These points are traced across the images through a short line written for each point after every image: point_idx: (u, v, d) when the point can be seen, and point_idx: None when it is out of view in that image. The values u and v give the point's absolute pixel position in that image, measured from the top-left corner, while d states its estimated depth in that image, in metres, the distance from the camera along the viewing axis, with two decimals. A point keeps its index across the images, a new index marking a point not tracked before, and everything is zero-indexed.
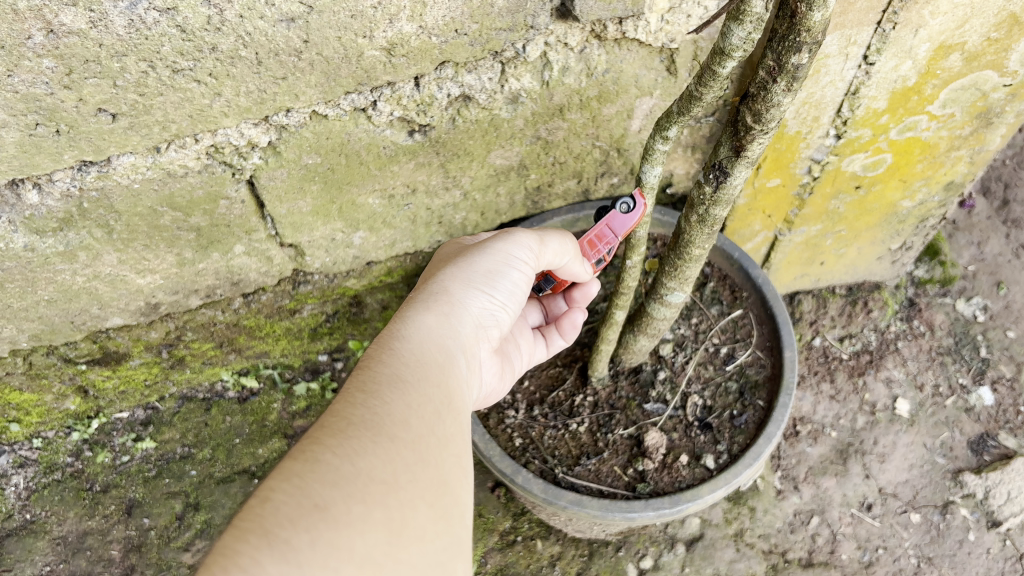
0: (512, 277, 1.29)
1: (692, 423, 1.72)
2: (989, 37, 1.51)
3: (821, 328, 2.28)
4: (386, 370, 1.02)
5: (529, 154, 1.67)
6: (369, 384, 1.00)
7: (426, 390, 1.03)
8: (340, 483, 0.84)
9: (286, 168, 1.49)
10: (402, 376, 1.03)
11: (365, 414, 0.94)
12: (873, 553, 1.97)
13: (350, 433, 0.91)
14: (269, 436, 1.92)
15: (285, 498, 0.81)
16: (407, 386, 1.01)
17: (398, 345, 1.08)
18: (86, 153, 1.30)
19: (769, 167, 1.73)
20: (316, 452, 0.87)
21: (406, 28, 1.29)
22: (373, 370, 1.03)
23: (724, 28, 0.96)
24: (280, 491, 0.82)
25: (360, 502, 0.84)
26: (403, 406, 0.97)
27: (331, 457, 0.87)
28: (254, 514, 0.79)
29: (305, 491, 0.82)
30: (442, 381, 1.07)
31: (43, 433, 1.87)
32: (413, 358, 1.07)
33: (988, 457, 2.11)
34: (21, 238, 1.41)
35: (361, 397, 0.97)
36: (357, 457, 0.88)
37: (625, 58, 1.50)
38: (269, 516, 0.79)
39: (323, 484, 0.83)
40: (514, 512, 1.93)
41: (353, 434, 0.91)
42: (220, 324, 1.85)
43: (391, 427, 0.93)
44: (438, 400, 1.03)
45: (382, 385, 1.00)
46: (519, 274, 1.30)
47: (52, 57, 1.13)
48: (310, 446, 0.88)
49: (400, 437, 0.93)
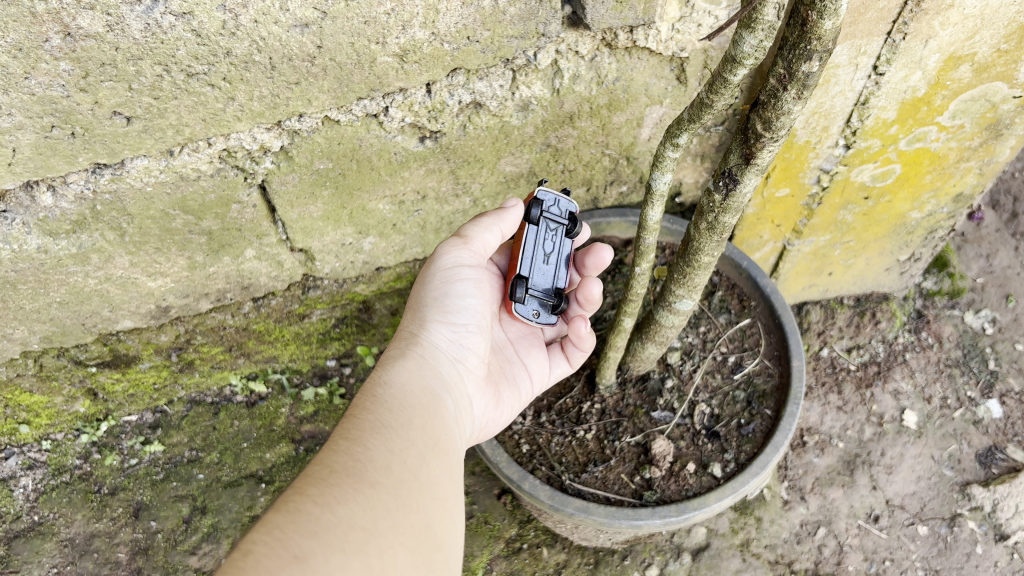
0: (461, 292, 1.35)
1: (699, 431, 1.71)
2: (999, 49, 1.51)
3: (829, 338, 2.27)
4: (370, 418, 1.06)
5: (539, 162, 1.68)
6: (353, 432, 1.02)
7: (406, 431, 1.06)
8: (319, 533, 0.85)
9: (298, 172, 1.50)
10: (385, 422, 1.06)
11: (348, 462, 0.97)
12: (879, 565, 1.97)
13: (333, 481, 0.92)
14: (277, 440, 1.93)
15: (265, 550, 0.81)
16: (390, 432, 1.04)
17: (379, 392, 1.13)
18: (100, 156, 1.32)
19: (778, 176, 1.74)
20: (298, 503, 0.88)
21: (419, 34, 1.30)
22: (357, 418, 1.06)
23: (736, 36, 0.96)
24: (261, 543, 0.82)
25: (339, 551, 0.84)
26: (385, 452, 1.00)
27: (313, 507, 0.88)
28: (235, 567, 0.78)
29: (285, 544, 0.82)
30: (424, 425, 1.10)
31: (52, 435, 1.89)
32: (394, 404, 1.11)
33: (996, 470, 2.10)
34: (35, 240, 1.42)
35: (345, 445, 1.00)
36: (338, 505, 0.89)
37: (636, 67, 1.51)
38: (249, 567, 0.78)
39: (302, 534, 0.84)
40: (520, 520, 1.93)
41: (335, 483, 0.92)
42: (229, 328, 1.86)
43: (373, 474, 0.95)
44: (420, 444, 1.06)
45: (365, 431, 1.02)
46: (467, 287, 1.35)
47: (69, 60, 1.15)
48: (292, 497, 0.89)
49: (379, 481, 0.95)
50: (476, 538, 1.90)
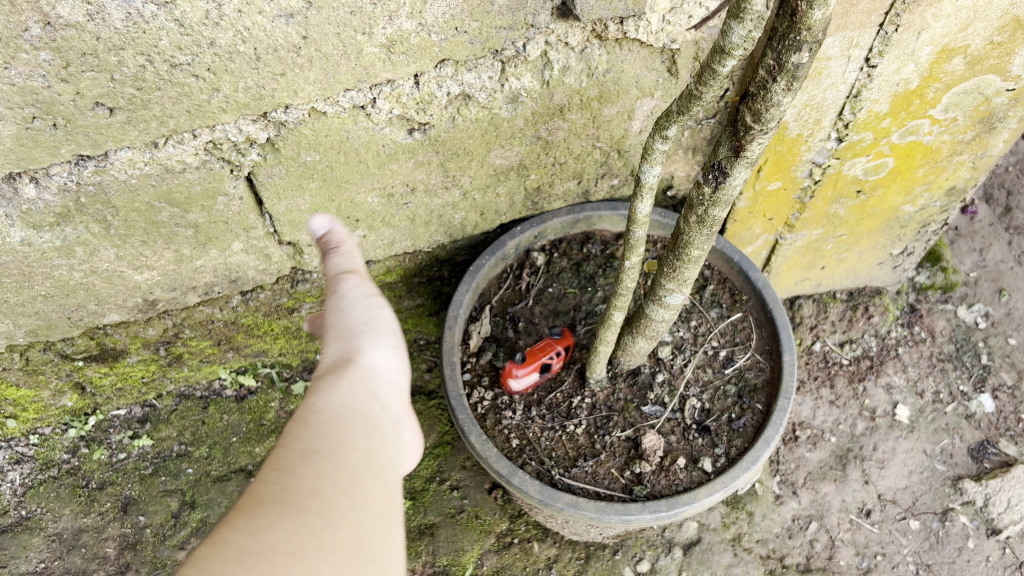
0: (359, 288, 0.98)
1: (689, 426, 1.70)
2: (992, 41, 1.50)
3: (821, 332, 2.28)
4: (299, 445, 0.75)
5: (529, 154, 1.67)
6: (279, 463, 0.73)
7: (339, 456, 0.76)
8: (246, 561, 0.63)
9: (285, 165, 1.48)
10: (317, 447, 0.75)
11: (275, 488, 0.70)
12: (871, 559, 1.96)
13: (259, 505, 0.68)
14: (267, 434, 1.96)
15: None
16: (322, 457, 0.74)
17: (311, 416, 0.80)
18: (83, 148, 1.30)
19: (769, 169, 1.73)
20: (219, 531, 0.65)
21: (406, 25, 1.29)
22: (280, 448, 0.75)
23: (725, 26, 0.95)
24: None
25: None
26: (320, 473, 0.72)
27: (238, 535, 0.65)
28: None
29: None
30: (364, 444, 0.79)
31: (39, 429, 1.91)
32: (326, 424, 0.79)
33: (988, 464, 2.10)
34: (18, 232, 1.40)
35: (269, 474, 0.71)
36: (266, 531, 0.65)
37: (626, 59, 1.49)
38: None
39: (225, 562, 0.62)
40: (511, 514, 1.92)
41: (260, 508, 0.67)
42: (217, 322, 1.86)
43: (305, 493, 0.70)
44: (358, 463, 0.76)
45: (293, 458, 0.73)
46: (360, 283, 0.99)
47: (50, 50, 1.13)
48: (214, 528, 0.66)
49: (317, 498, 0.70)
50: (467, 532, 1.89)
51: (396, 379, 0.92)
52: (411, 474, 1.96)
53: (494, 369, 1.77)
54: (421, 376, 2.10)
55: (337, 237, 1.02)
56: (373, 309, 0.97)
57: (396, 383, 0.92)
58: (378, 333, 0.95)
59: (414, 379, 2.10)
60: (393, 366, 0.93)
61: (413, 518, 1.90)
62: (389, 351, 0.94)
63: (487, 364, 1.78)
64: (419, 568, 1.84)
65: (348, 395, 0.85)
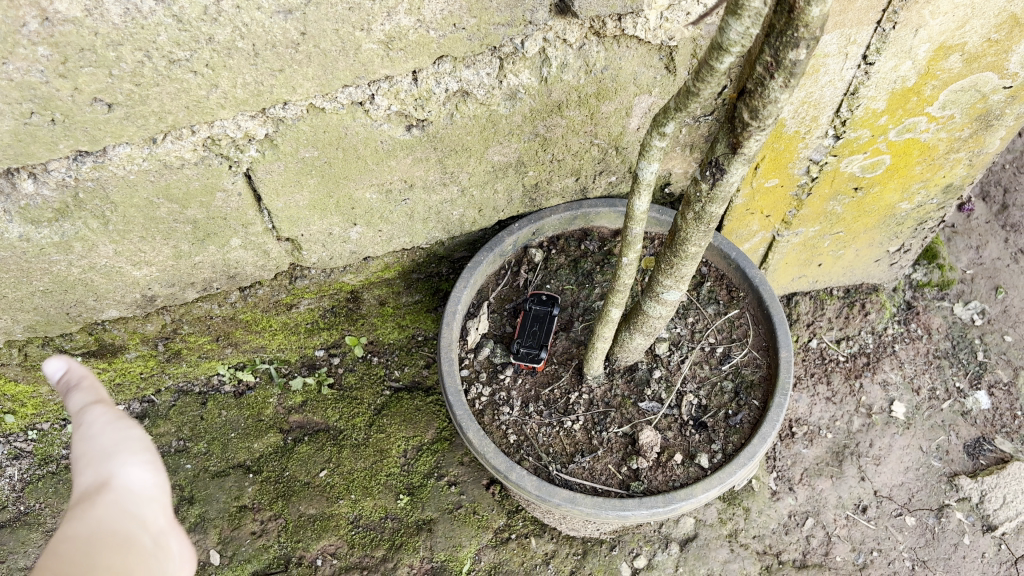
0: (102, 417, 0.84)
1: (686, 422, 1.70)
2: (990, 38, 1.50)
3: (818, 329, 2.29)
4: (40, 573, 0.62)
5: (527, 151, 1.67)
6: None
7: None
8: None
9: (283, 161, 1.48)
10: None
11: None
12: (867, 555, 1.97)
13: None
14: (266, 430, 2.01)
15: None
16: None
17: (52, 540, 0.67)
18: (81, 143, 1.29)
19: (767, 166, 1.74)
20: None
21: (404, 21, 1.29)
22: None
23: (723, 23, 0.95)
24: None
25: None
26: None
27: None
28: None
29: None
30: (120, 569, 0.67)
31: (38, 425, 1.97)
32: (68, 552, 0.66)
33: (984, 461, 2.12)
34: (16, 228, 1.40)
35: None
36: None
37: (624, 55, 1.49)
38: None
39: None
40: (508, 510, 1.93)
41: None
42: (217, 318, 1.88)
43: None
44: None
45: None
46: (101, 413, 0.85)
47: (48, 45, 1.13)
48: None
49: None
50: (465, 528, 1.90)
51: (155, 493, 0.78)
52: (409, 470, 1.97)
53: (492, 365, 1.78)
54: (418, 372, 2.13)
55: (76, 375, 0.89)
56: (122, 431, 0.83)
57: (157, 497, 0.78)
58: (128, 452, 0.81)
59: (412, 374, 2.13)
60: (149, 481, 0.79)
61: (411, 514, 1.90)
62: (142, 467, 0.80)
63: (485, 360, 1.78)
64: (417, 564, 1.84)
65: (95, 522, 0.71)
